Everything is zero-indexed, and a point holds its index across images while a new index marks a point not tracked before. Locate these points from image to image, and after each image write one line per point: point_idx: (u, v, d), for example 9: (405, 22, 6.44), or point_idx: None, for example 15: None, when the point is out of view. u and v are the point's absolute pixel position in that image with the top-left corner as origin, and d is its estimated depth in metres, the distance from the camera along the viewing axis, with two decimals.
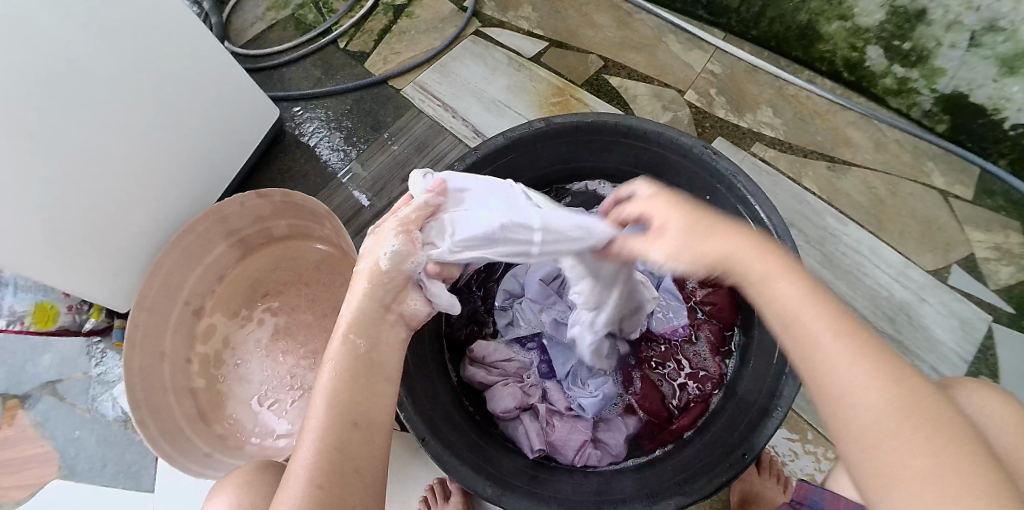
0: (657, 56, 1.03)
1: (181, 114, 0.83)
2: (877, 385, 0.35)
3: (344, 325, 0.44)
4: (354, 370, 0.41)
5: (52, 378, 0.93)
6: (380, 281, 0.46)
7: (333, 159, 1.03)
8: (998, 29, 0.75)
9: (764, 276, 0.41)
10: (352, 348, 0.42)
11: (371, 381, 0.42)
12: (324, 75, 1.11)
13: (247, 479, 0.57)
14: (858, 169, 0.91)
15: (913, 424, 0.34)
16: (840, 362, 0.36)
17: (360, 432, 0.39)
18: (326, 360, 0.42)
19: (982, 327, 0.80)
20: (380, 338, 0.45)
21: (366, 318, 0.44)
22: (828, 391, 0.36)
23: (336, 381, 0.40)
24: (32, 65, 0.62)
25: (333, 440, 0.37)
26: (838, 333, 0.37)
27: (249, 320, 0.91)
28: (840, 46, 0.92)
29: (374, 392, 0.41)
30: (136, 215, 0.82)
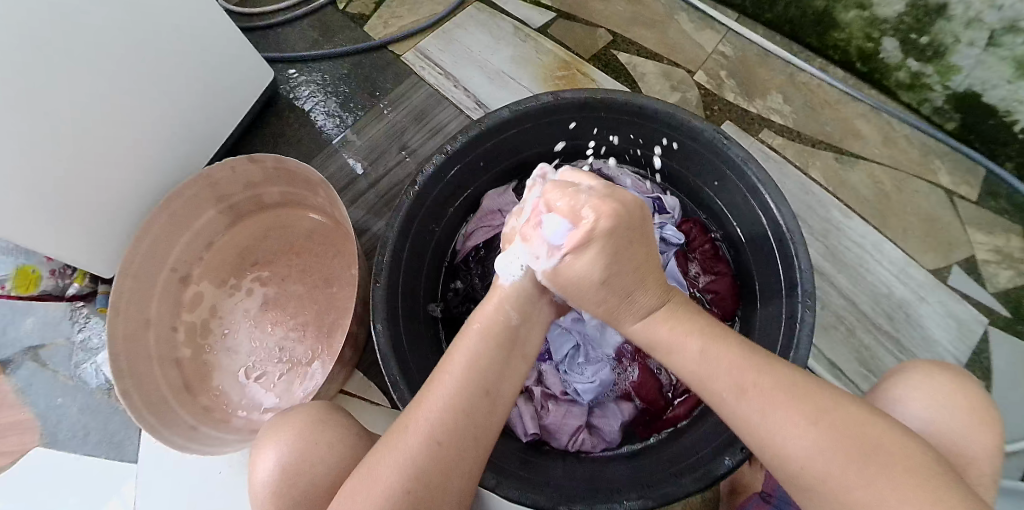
0: (668, 35, 1.00)
1: (170, 74, 0.79)
2: (797, 424, 0.39)
3: (500, 295, 0.51)
4: (495, 343, 0.48)
5: (33, 344, 0.90)
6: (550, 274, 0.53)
7: (328, 124, 0.99)
8: (1019, 30, 0.73)
9: (667, 338, 0.46)
10: (498, 323, 0.50)
11: (509, 358, 0.49)
12: (321, 37, 1.06)
13: (315, 420, 0.57)
14: (865, 162, 0.90)
15: (839, 452, 0.38)
16: (755, 412, 0.40)
17: (488, 399, 0.46)
18: (481, 319, 0.50)
19: (978, 330, 0.80)
20: (531, 315, 0.52)
21: (530, 295, 0.52)
22: (756, 434, 0.40)
23: (483, 348, 0.48)
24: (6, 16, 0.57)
25: (463, 402, 0.45)
26: (736, 377, 0.41)
27: (237, 290, 0.88)
28: (856, 36, 0.90)
29: (507, 368, 0.48)
30: (121, 178, 0.78)
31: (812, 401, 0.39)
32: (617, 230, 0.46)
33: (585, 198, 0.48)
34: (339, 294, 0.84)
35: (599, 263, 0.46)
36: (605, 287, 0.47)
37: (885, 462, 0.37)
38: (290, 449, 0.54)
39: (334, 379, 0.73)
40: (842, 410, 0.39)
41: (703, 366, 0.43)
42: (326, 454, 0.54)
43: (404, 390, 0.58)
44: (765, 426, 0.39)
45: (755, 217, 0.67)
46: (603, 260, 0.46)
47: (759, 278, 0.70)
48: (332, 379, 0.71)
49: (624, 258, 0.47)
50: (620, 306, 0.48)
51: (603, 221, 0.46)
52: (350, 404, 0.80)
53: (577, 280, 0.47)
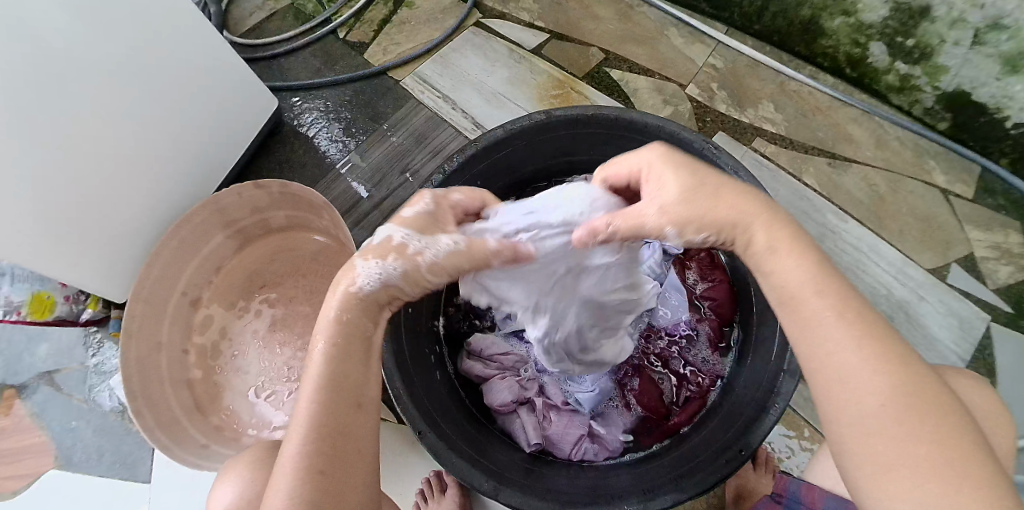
0: (658, 49, 1.02)
1: (177, 102, 0.82)
2: (874, 371, 0.36)
3: (341, 307, 0.44)
4: (350, 350, 0.43)
5: (48, 369, 0.93)
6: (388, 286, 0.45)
7: (332, 149, 1.02)
8: (1001, 27, 0.75)
9: None
10: (347, 331, 0.44)
11: (366, 360, 0.44)
12: (325, 65, 1.10)
13: (260, 460, 0.60)
14: (858, 166, 0.91)
15: (905, 413, 0.34)
16: (832, 352, 0.37)
17: (360, 408, 0.42)
18: (321, 334, 0.43)
19: (980, 326, 0.80)
20: (381, 319, 0.47)
21: (372, 300, 0.45)
22: (827, 382, 0.37)
23: (337, 362, 0.42)
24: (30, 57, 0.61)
25: (330, 422, 0.40)
26: (834, 304, 0.38)
27: (246, 311, 0.91)
28: (843, 42, 0.91)
29: (368, 370, 0.44)
30: (131, 205, 0.81)
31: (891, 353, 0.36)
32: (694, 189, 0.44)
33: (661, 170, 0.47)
34: None
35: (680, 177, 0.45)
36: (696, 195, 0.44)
37: (951, 427, 0.34)
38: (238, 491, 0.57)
39: None
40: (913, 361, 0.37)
41: (802, 288, 0.40)
42: (269, 483, 0.57)
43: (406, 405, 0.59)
44: (835, 368, 0.37)
45: None
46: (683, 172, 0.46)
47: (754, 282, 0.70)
48: None
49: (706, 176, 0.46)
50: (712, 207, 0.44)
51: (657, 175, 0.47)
52: None
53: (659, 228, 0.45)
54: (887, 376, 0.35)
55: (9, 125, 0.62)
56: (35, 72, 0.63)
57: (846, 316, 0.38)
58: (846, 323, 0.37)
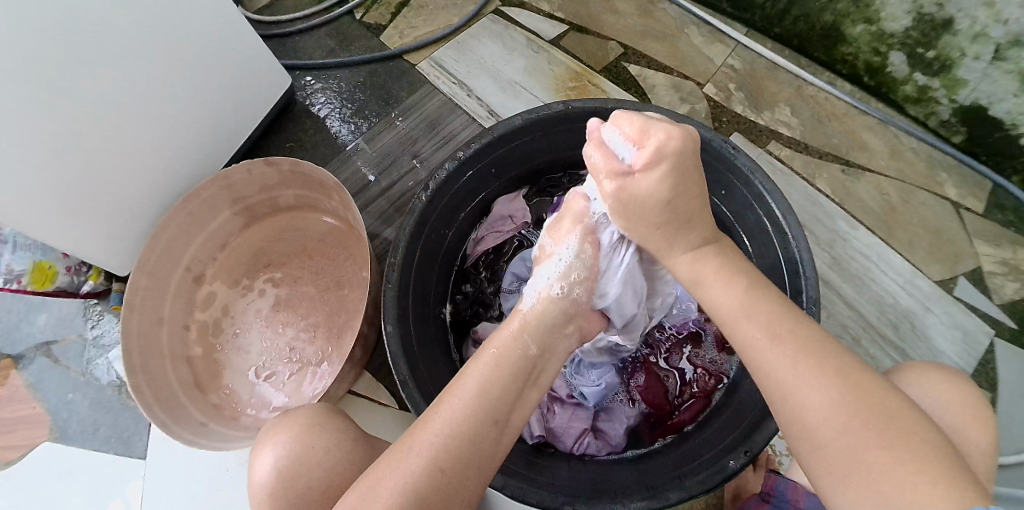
0: (677, 47, 1.01)
1: (188, 76, 0.81)
2: (817, 384, 0.39)
3: (518, 323, 0.50)
4: (509, 374, 0.46)
5: (47, 339, 0.92)
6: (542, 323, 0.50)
7: (343, 131, 1.01)
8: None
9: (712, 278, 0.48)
10: (511, 351, 0.47)
11: (524, 390, 0.46)
12: (339, 46, 1.09)
13: (311, 423, 0.58)
14: (872, 174, 0.91)
15: (858, 419, 0.38)
16: (777, 365, 0.41)
17: (496, 428, 0.43)
18: (494, 348, 0.48)
19: (984, 341, 0.80)
20: (551, 350, 0.50)
21: (547, 327, 0.50)
22: (783, 405, 0.41)
23: (495, 376, 0.45)
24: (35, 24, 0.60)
25: (460, 441, 0.42)
26: (770, 328, 0.43)
27: (249, 290, 0.90)
28: (863, 50, 0.91)
29: (522, 401, 0.46)
30: (138, 178, 0.80)
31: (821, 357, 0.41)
32: (673, 183, 0.49)
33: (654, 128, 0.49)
34: (349, 296, 0.85)
35: (665, 182, 0.48)
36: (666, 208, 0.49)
37: (905, 431, 0.37)
38: (284, 454, 0.55)
39: (343, 378, 0.74)
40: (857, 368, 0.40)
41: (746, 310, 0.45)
42: (325, 453, 0.55)
43: (413, 390, 0.59)
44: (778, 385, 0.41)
45: (762, 228, 0.68)
46: (671, 177, 0.48)
47: None
48: (341, 378, 0.72)
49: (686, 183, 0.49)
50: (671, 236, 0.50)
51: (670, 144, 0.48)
52: (356, 405, 0.81)
53: (644, 197, 0.50)
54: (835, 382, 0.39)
55: (16, 92, 0.61)
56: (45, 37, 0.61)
57: (766, 336, 0.43)
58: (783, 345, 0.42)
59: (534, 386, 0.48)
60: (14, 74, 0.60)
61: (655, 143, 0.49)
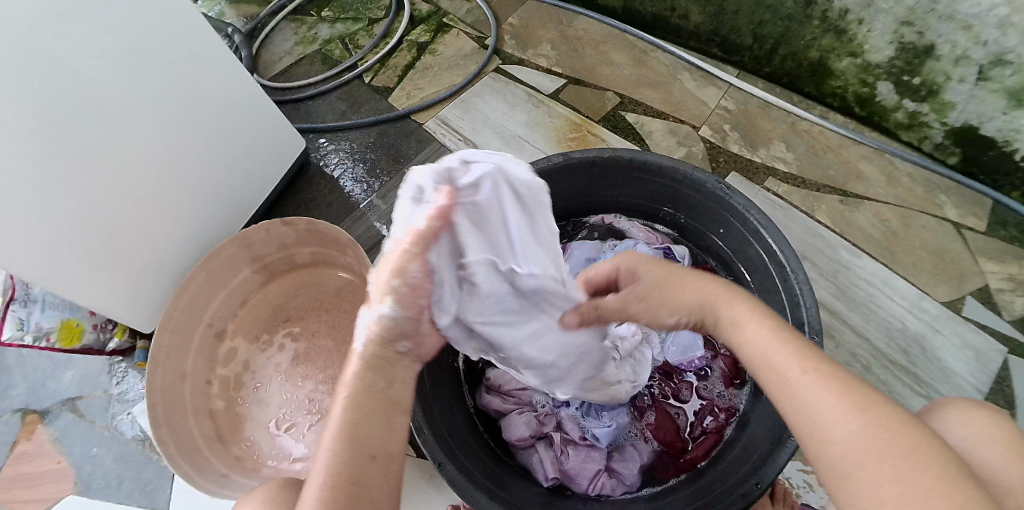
0: (671, 93, 1.06)
1: (211, 141, 0.87)
2: (848, 409, 0.38)
3: (357, 365, 0.42)
4: (369, 410, 0.41)
5: (73, 395, 0.96)
6: (387, 353, 0.43)
7: (356, 190, 1.07)
8: (1005, 62, 0.77)
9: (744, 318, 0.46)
10: (364, 383, 0.42)
11: (390, 417, 0.42)
12: (350, 109, 1.15)
13: (268, 498, 0.54)
14: (871, 202, 0.92)
15: (882, 452, 0.36)
16: (804, 393, 0.40)
17: (376, 463, 0.40)
18: (345, 383, 0.42)
19: (997, 358, 0.80)
20: (403, 368, 0.44)
21: (386, 355, 0.43)
22: (802, 422, 0.40)
23: (358, 415, 0.40)
24: (70, 98, 0.66)
25: (340, 492, 0.38)
26: (800, 358, 0.42)
27: (269, 345, 0.93)
28: (852, 82, 0.95)
29: (392, 426, 0.42)
30: (161, 236, 0.85)
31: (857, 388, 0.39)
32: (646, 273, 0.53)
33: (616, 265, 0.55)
34: None
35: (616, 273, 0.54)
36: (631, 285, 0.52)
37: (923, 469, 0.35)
38: None
39: None
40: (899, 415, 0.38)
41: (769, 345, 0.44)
42: None
43: (428, 437, 0.60)
44: (803, 412, 0.40)
45: (762, 264, 0.69)
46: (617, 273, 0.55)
47: None
48: None
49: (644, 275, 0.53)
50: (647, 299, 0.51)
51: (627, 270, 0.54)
52: None
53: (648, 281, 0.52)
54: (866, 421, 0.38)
55: (56, 159, 0.66)
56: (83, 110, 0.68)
57: (795, 362, 0.42)
58: (810, 374, 0.41)
59: (403, 406, 0.43)
60: (52, 144, 0.65)
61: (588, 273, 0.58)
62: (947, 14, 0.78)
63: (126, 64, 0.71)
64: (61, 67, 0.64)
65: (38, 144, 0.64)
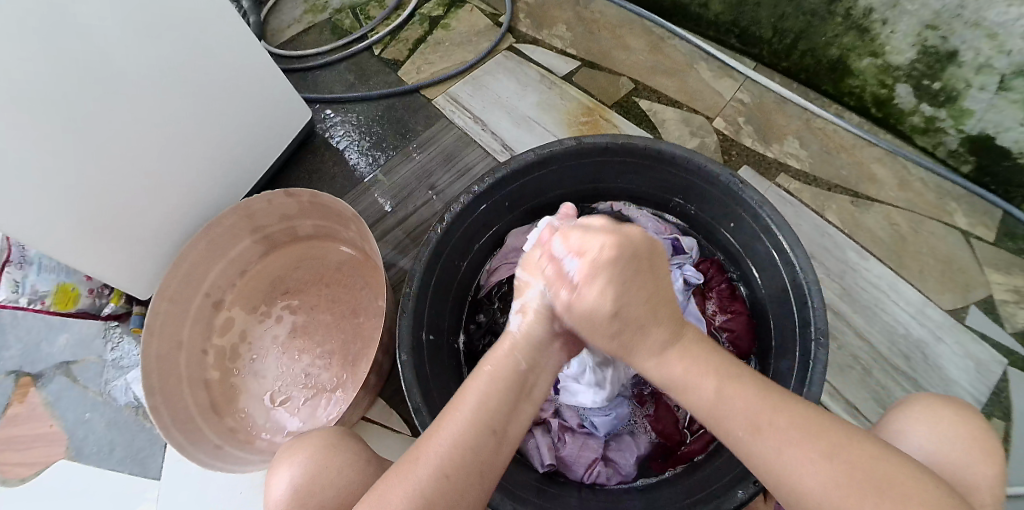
0: (687, 82, 1.04)
1: (215, 109, 0.85)
2: (816, 458, 0.39)
3: (509, 344, 0.50)
4: (504, 389, 0.47)
5: (66, 359, 0.94)
6: (530, 343, 0.50)
7: (361, 163, 1.05)
8: None
9: (681, 378, 0.45)
10: (507, 365, 0.49)
11: (518, 402, 0.48)
12: (358, 81, 1.13)
13: (329, 443, 0.60)
14: (882, 205, 0.91)
15: (855, 492, 0.38)
16: (771, 450, 0.41)
17: (494, 438, 0.46)
18: (490, 362, 0.49)
19: (998, 370, 0.80)
20: (541, 364, 0.50)
21: (536, 342, 0.50)
22: (777, 477, 0.40)
23: (491, 390, 0.47)
24: (72, 59, 0.64)
25: (461, 453, 0.44)
26: (753, 413, 0.42)
27: (267, 316, 0.91)
28: (870, 82, 0.93)
29: (515, 413, 0.48)
30: (161, 203, 0.83)
31: (824, 432, 0.40)
32: (621, 262, 0.46)
33: (594, 237, 0.47)
34: (365, 324, 0.87)
35: (610, 294, 0.45)
36: (622, 306, 0.45)
37: (900, 497, 0.37)
38: (306, 469, 0.57)
39: (357, 405, 0.74)
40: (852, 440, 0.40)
41: (720, 405, 0.43)
42: (335, 475, 0.57)
43: (425, 416, 0.60)
44: (778, 466, 0.40)
45: (771, 261, 0.68)
46: (616, 288, 0.45)
47: (774, 317, 0.71)
48: (355, 404, 0.73)
49: (629, 290, 0.46)
50: (630, 338, 0.46)
51: (604, 254, 0.46)
52: (370, 431, 0.81)
53: (588, 312, 0.46)
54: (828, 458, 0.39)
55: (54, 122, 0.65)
56: (82, 70, 0.65)
57: (777, 418, 0.41)
58: (781, 424, 0.41)
59: (530, 396, 0.49)
60: (50, 104, 0.63)
61: (593, 254, 0.46)
62: (973, 21, 0.76)
63: (131, 24, 0.68)
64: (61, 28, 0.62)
65: (35, 102, 0.62)
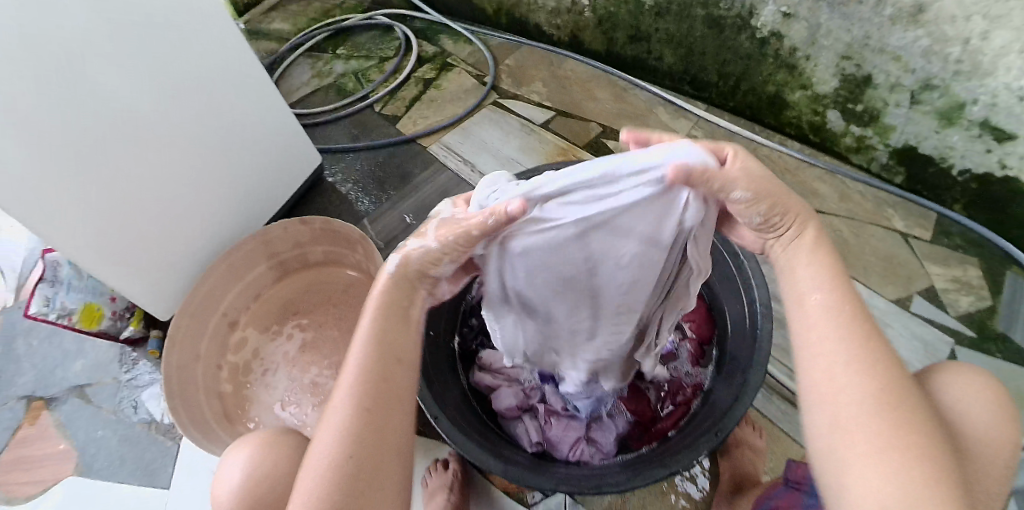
0: (648, 124, 1.20)
1: (236, 149, 0.97)
2: (862, 379, 0.41)
3: (389, 283, 0.50)
4: (393, 321, 0.50)
5: (81, 382, 1.00)
6: (408, 280, 0.50)
7: (363, 202, 1.18)
8: (932, 87, 0.89)
9: (805, 269, 0.46)
10: (380, 319, 0.49)
11: (407, 329, 0.51)
12: (361, 133, 1.29)
13: (267, 440, 0.65)
14: (825, 215, 1.03)
15: (888, 419, 0.39)
16: (844, 356, 0.42)
17: (401, 367, 0.49)
18: (370, 304, 0.50)
19: (946, 351, 0.88)
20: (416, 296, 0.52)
21: (409, 278, 0.51)
22: (820, 379, 0.43)
23: (383, 326, 0.49)
24: (127, 108, 0.76)
25: (375, 387, 0.46)
26: (851, 329, 0.43)
27: (278, 335, 0.99)
28: (805, 112, 1.08)
29: (408, 336, 0.51)
30: (186, 229, 0.93)
31: (882, 364, 0.42)
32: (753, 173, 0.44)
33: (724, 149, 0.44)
34: None
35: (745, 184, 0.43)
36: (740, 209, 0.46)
37: (915, 438, 0.39)
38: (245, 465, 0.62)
39: None
40: (910, 393, 0.41)
41: (825, 299, 0.45)
42: (273, 464, 0.62)
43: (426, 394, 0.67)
44: (835, 372, 0.42)
45: None
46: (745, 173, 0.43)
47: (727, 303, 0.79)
48: None
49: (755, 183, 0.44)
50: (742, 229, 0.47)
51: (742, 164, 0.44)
52: None
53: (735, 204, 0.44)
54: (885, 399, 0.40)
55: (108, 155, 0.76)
56: (133, 115, 0.77)
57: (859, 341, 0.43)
58: (860, 345, 0.42)
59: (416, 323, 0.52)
60: (108, 141, 0.75)
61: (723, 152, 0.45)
62: (879, 49, 0.90)
63: (138, 34, 0.73)
64: (119, 85, 0.74)
65: (98, 143, 0.74)
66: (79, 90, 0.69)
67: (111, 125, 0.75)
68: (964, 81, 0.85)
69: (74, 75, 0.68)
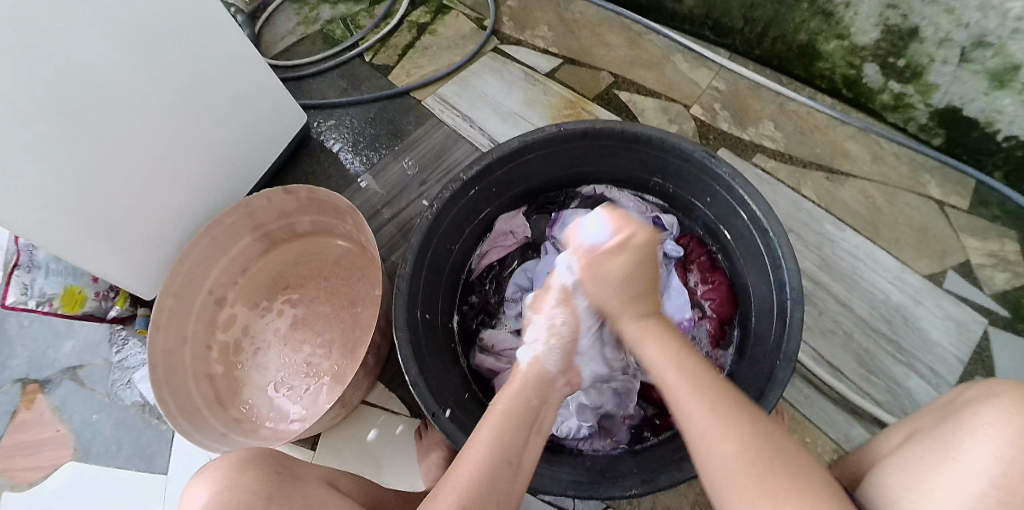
0: (664, 73, 1.09)
1: (215, 120, 0.89)
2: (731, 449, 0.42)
3: (520, 379, 0.56)
4: (516, 424, 0.52)
5: (73, 364, 0.96)
6: (536, 383, 0.56)
7: (355, 163, 1.09)
8: (986, 44, 0.79)
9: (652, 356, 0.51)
10: (519, 402, 0.54)
11: (529, 437, 0.52)
12: (351, 86, 1.18)
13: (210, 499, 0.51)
14: (856, 179, 0.95)
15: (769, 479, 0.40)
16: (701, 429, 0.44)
17: (509, 470, 0.49)
18: (500, 403, 0.54)
19: (978, 330, 0.82)
20: (546, 398, 0.56)
21: (541, 380, 0.56)
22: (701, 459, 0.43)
23: (504, 427, 0.51)
24: (83, 82, 0.68)
25: (483, 485, 0.47)
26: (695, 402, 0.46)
27: (268, 310, 0.94)
28: (839, 64, 0.97)
29: (529, 445, 0.52)
30: (163, 207, 0.86)
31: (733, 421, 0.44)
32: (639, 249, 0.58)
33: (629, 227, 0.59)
34: (363, 312, 0.90)
35: (625, 259, 0.57)
36: (627, 284, 0.56)
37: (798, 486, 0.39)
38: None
39: (357, 386, 0.77)
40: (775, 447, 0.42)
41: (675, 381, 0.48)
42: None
43: (423, 389, 0.62)
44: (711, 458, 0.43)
45: (747, 230, 0.71)
46: (631, 261, 0.57)
47: (752, 282, 0.74)
48: (354, 385, 0.75)
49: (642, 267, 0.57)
50: (621, 309, 0.56)
51: (638, 237, 0.58)
52: (371, 414, 0.84)
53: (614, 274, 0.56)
54: (705, 407, 0.45)
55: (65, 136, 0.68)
56: (90, 90, 0.69)
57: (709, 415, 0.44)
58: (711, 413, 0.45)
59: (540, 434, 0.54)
60: (64, 119, 0.67)
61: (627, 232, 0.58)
62: None
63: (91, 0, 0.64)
64: (70, 58, 0.65)
65: (50, 124, 0.66)
66: (22, 71, 0.60)
67: (66, 107, 0.67)
68: (1022, 39, 0.75)
69: (23, 53, 0.60)
